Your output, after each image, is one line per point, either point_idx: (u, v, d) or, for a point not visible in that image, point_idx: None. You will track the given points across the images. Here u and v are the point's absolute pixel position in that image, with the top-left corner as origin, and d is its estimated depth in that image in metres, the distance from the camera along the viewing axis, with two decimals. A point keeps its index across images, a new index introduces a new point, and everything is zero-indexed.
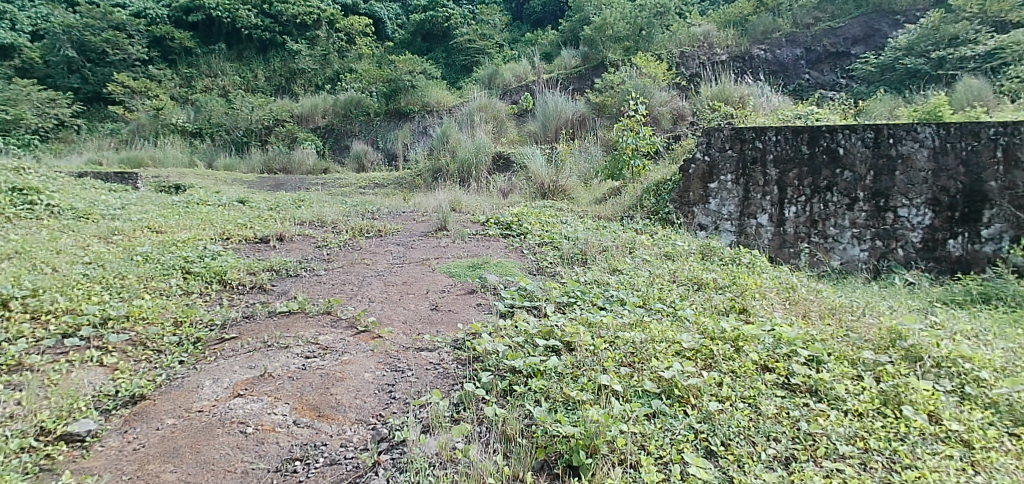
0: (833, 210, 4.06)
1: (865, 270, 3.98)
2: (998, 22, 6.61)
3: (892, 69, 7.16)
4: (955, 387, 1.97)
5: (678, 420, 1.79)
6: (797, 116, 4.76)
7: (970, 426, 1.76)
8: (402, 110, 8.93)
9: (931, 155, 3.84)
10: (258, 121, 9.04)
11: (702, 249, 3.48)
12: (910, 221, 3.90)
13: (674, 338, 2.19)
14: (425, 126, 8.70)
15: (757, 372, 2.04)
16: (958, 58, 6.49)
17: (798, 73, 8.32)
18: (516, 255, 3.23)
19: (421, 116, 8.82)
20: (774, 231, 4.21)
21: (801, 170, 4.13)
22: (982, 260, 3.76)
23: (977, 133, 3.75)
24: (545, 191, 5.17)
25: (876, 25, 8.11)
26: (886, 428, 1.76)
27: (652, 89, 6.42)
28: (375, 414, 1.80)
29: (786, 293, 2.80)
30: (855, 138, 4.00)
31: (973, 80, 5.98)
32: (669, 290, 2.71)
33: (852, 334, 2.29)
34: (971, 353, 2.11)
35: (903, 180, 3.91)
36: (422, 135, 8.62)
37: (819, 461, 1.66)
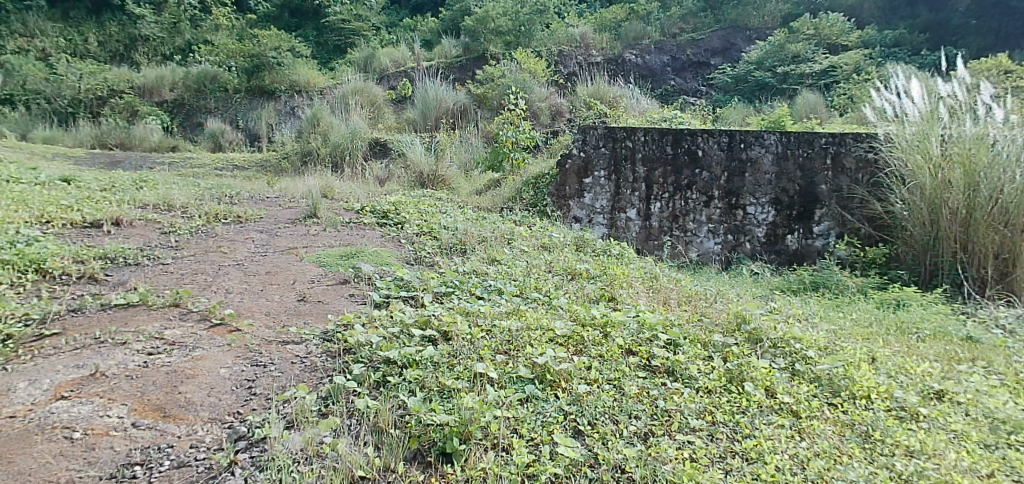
0: (692, 207, 4.41)
1: (719, 261, 4.37)
2: (831, 44, 7.65)
3: (745, 80, 7.90)
4: (787, 364, 2.22)
5: (549, 402, 1.86)
6: (663, 119, 5.10)
7: (798, 399, 1.99)
8: (266, 88, 8.46)
9: (775, 160, 4.29)
10: (86, 90, 8.10)
11: (576, 241, 3.61)
12: (757, 218, 4.34)
13: (548, 325, 2.27)
14: (293, 107, 8.30)
15: (622, 356, 2.17)
16: (799, 74, 7.33)
17: (665, 78, 8.91)
18: (392, 244, 3.16)
19: (288, 96, 8.43)
20: (641, 225, 4.49)
21: (665, 170, 4.43)
22: (813, 253, 4.29)
23: (812, 142, 4.24)
24: (424, 180, 5.10)
25: (732, 40, 9.06)
26: (731, 402, 1.95)
27: (531, 84, 6.56)
28: (231, 412, 1.68)
29: (650, 282, 3.00)
30: (712, 142, 4.37)
31: (810, 94, 6.75)
32: (544, 279, 2.79)
33: (705, 319, 2.53)
34: (800, 334, 2.38)
35: (751, 181, 4.34)
36: (289, 116, 8.22)
37: (673, 434, 1.79)
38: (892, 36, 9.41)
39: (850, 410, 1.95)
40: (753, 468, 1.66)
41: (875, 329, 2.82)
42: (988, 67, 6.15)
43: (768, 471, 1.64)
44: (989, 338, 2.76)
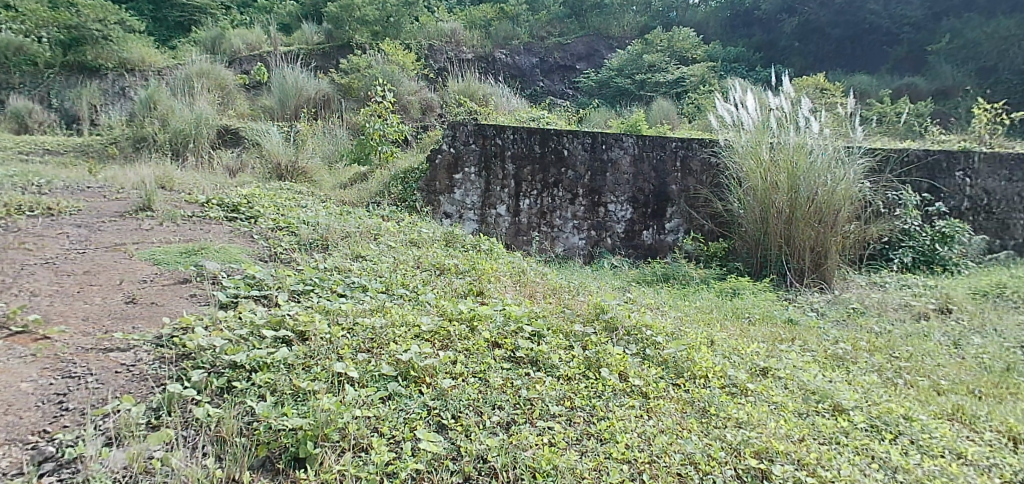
0: (559, 204, 4.57)
1: (582, 255, 4.59)
2: (681, 57, 8.51)
3: (608, 85, 8.36)
4: (639, 350, 2.38)
5: (412, 399, 1.84)
6: (531, 118, 5.23)
7: (647, 381, 2.14)
8: (89, 65, 7.52)
9: (632, 161, 4.59)
10: None
11: (445, 236, 3.60)
12: (616, 215, 4.61)
13: (414, 321, 2.23)
14: (122, 86, 7.54)
15: (488, 349, 2.20)
16: (654, 83, 7.89)
17: (534, 79, 9.19)
18: (243, 240, 2.94)
19: (118, 75, 7.60)
20: (510, 221, 4.57)
21: (533, 167, 4.55)
22: (665, 248, 4.64)
23: (665, 145, 4.59)
24: (281, 171, 4.81)
25: (595, 46, 9.75)
26: (588, 388, 2.05)
27: (400, 77, 6.43)
28: (36, 431, 1.47)
29: (518, 276, 3.07)
30: (576, 142, 4.56)
31: (665, 101, 7.27)
32: (412, 275, 2.74)
33: (567, 310, 2.64)
34: (651, 322, 2.56)
35: (612, 180, 4.59)
36: (119, 96, 7.45)
37: (534, 421, 1.85)
38: (733, 52, 10.50)
39: (692, 389, 2.13)
40: (606, 448, 1.76)
41: (716, 315, 3.12)
42: (808, 84, 7.05)
43: (619, 450, 1.74)
44: (805, 320, 3.15)
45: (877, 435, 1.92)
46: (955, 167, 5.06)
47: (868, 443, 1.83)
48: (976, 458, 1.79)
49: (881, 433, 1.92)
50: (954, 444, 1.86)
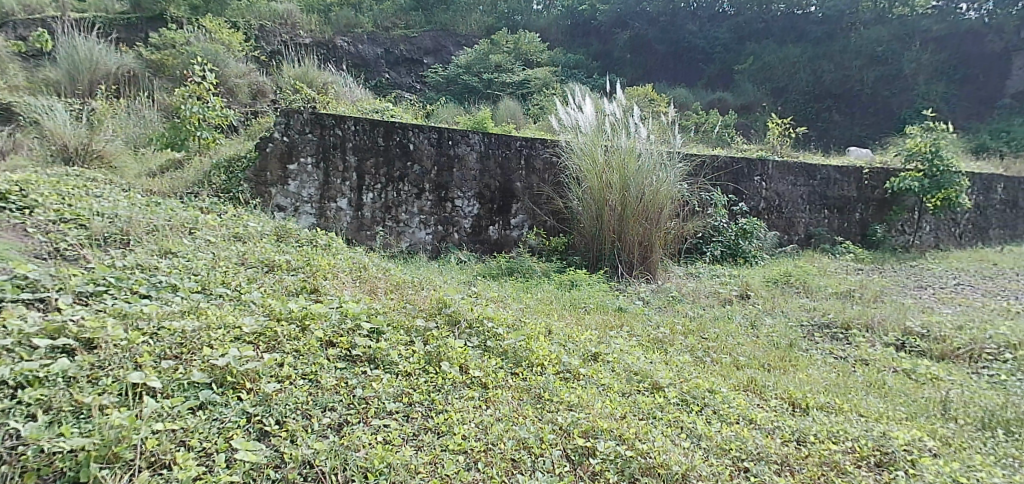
0: (404, 198, 4.46)
1: (429, 251, 4.53)
2: (526, 59, 8.90)
3: (455, 82, 8.39)
4: (480, 342, 2.39)
5: (229, 407, 1.69)
6: (374, 110, 5.05)
7: (486, 371, 2.16)
8: None
9: (478, 158, 4.64)
10: None
11: (276, 231, 3.34)
12: (463, 211, 4.63)
13: (235, 323, 2.04)
14: None
15: (321, 348, 2.07)
16: (501, 82, 8.07)
17: (378, 70, 8.92)
18: (12, 234, 2.46)
19: None
20: (353, 215, 4.32)
21: (377, 160, 4.36)
22: (510, 242, 4.77)
23: (510, 143, 4.72)
24: (69, 153, 4.11)
25: (442, 43, 9.83)
26: (427, 382, 2.01)
27: (226, 58, 5.90)
28: None
29: (357, 272, 2.94)
30: (422, 137, 4.48)
31: (512, 101, 7.41)
32: (234, 273, 2.50)
33: (409, 305, 2.57)
34: (493, 314, 2.60)
35: (459, 176, 4.60)
36: None
37: (369, 420, 1.78)
38: (572, 59, 11.11)
39: (528, 377, 2.18)
40: (443, 441, 1.75)
41: (554, 306, 3.26)
42: (639, 94, 7.67)
43: (455, 441, 1.75)
44: (632, 308, 3.41)
45: (687, 408, 2.12)
46: (754, 173, 5.82)
47: (680, 416, 2.02)
48: (764, 422, 2.06)
49: (690, 406, 2.13)
50: (746, 411, 2.11)
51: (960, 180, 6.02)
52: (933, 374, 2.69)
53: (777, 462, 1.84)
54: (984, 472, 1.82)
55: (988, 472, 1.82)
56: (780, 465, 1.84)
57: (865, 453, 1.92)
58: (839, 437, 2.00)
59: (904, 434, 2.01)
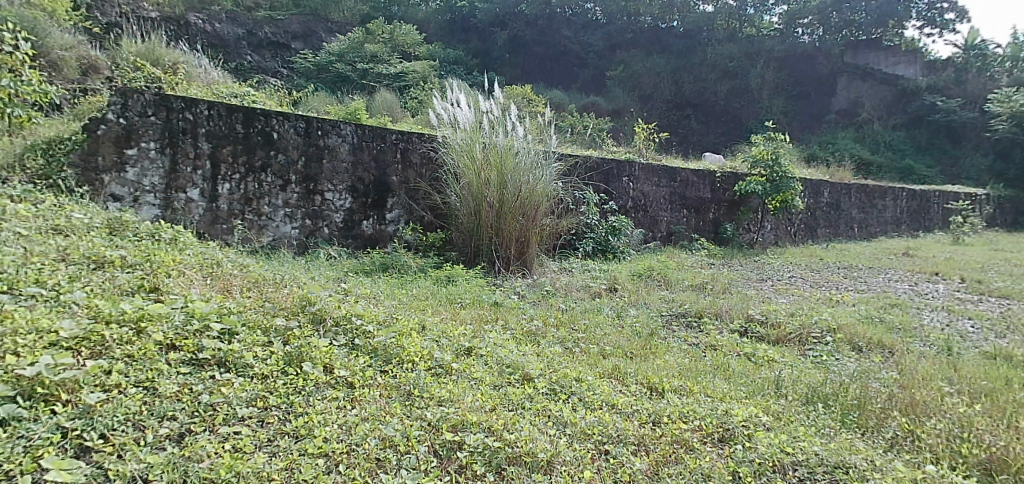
0: (267, 190, 4.18)
1: (295, 246, 4.29)
2: (402, 50, 8.82)
3: (326, 70, 8.05)
4: (347, 341, 2.31)
5: (39, 423, 1.57)
6: (233, 95, 4.68)
7: (353, 370, 2.08)
8: None
9: (351, 150, 4.47)
10: None
11: (109, 223, 2.98)
12: (334, 204, 4.44)
13: (50, 327, 1.82)
14: None
15: (160, 353, 1.90)
16: (376, 73, 7.86)
17: (239, 52, 8.36)
18: None
19: None
20: (206, 207, 3.98)
21: (235, 148, 4.05)
22: (386, 237, 4.65)
23: (385, 136, 4.60)
24: None
25: (312, 28, 9.43)
26: (286, 385, 1.92)
27: (47, 26, 5.18)
28: None
29: (208, 269, 2.71)
30: (288, 125, 4.22)
31: (388, 93, 7.21)
32: (52, 272, 2.20)
33: (267, 304, 2.41)
34: (362, 311, 2.51)
35: (329, 168, 4.41)
36: None
37: (216, 428, 1.70)
38: (451, 55, 11.09)
39: (398, 374, 2.14)
40: (301, 445, 1.69)
41: (430, 302, 3.23)
42: (517, 93, 7.80)
43: (315, 444, 1.69)
44: (507, 302, 3.46)
45: (555, 396, 2.19)
46: (623, 174, 6.16)
47: (548, 405, 2.08)
48: (624, 406, 2.18)
49: (557, 395, 2.20)
50: (609, 396, 2.23)
51: (795, 185, 6.79)
52: (768, 356, 3.02)
53: (634, 443, 1.96)
54: (806, 441, 2.06)
55: (809, 440, 2.06)
56: (637, 445, 1.95)
57: (710, 430, 2.11)
58: (688, 416, 2.18)
59: (743, 412, 2.22)
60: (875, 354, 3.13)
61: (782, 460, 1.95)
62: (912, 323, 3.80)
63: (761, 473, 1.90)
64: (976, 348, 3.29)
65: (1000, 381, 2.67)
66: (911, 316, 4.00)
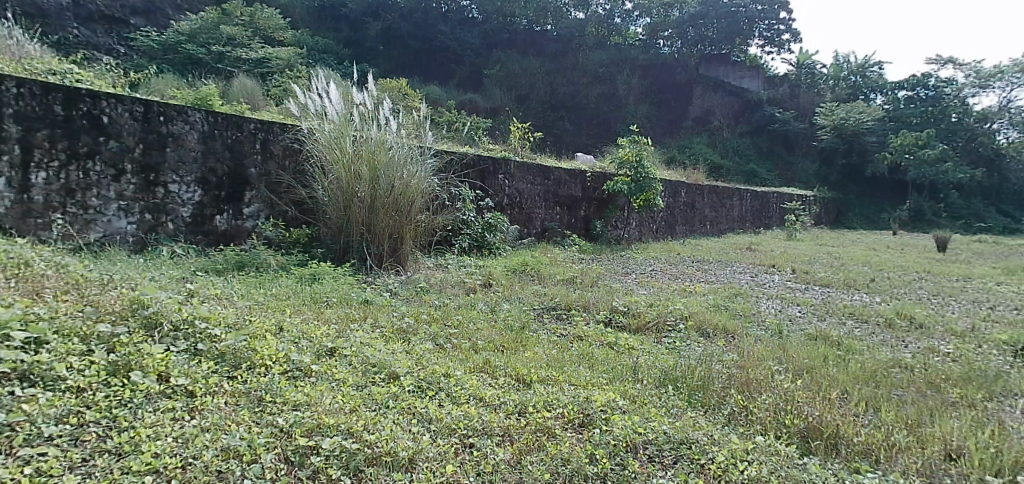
0: (95, 181, 3.73)
1: (132, 244, 3.87)
2: (264, 34, 8.43)
3: (174, 51, 7.42)
4: (189, 346, 2.14)
5: None
6: (52, 72, 4.12)
7: (195, 378, 1.96)
8: None
9: (200, 139, 4.12)
10: None
11: None
12: (180, 197, 4.07)
13: None
14: None
15: None
16: (235, 58, 7.37)
17: (64, 25, 7.91)
18: None
19: None
20: (14, 199, 3.47)
21: (53, 132, 3.57)
22: (243, 233, 4.34)
23: (241, 125, 4.29)
24: None
25: (156, 6, 9.18)
26: (108, 397, 1.78)
27: None
28: None
29: (16, 270, 2.38)
30: (122, 109, 3.79)
31: (249, 80, 6.74)
32: None
33: (89, 307, 2.17)
34: (208, 313, 2.33)
35: (174, 157, 4.03)
36: None
37: (14, 452, 1.56)
38: (319, 43, 10.65)
39: (248, 380, 2.02)
40: (124, 463, 1.58)
41: (292, 301, 3.06)
42: (391, 86, 7.64)
43: (143, 460, 1.59)
44: (378, 300, 3.37)
45: (421, 394, 2.17)
46: (498, 171, 6.24)
47: (413, 402, 2.06)
48: (491, 399, 2.21)
49: (424, 391, 2.18)
50: (477, 390, 2.25)
51: (656, 185, 7.27)
52: (629, 344, 3.21)
53: (499, 435, 2.00)
54: (656, 421, 2.22)
55: (659, 420, 2.22)
56: (501, 436, 1.99)
57: (572, 417, 2.21)
58: (551, 405, 2.26)
59: (602, 397, 2.34)
60: (719, 339, 3.45)
61: (634, 440, 2.09)
62: (751, 310, 4.23)
63: (616, 453, 2.02)
64: (801, 330, 3.73)
65: (819, 358, 3.05)
66: (750, 304, 4.45)
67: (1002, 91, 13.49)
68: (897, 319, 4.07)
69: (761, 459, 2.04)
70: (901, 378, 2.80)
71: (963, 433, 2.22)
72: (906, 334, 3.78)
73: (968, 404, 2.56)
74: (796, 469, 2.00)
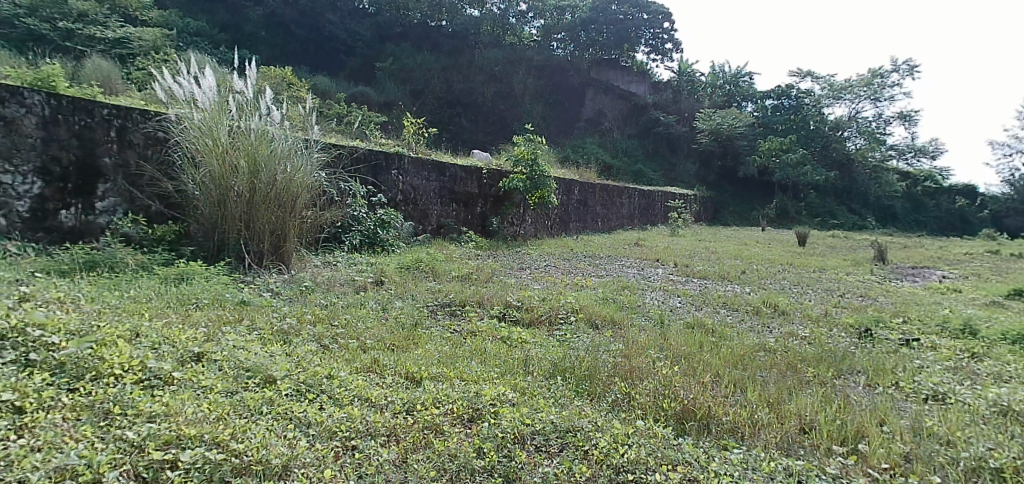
0: None
1: None
2: (126, 14, 7.88)
3: (11, 24, 6.60)
4: (19, 357, 1.93)
5: None
6: None
7: (24, 392, 1.78)
8: None
9: (39, 124, 3.67)
10: None
11: None
12: (15, 189, 3.60)
13: None
14: None
15: None
16: (87, 36, 6.87)
17: None
18: None
19: None
20: None
21: None
22: (95, 230, 3.91)
23: (92, 110, 3.87)
24: None
25: None
26: None
27: None
28: None
29: None
30: None
31: (106, 61, 6.12)
32: None
33: None
34: (45, 319, 2.12)
35: (6, 144, 3.56)
36: None
37: None
38: (191, 26, 9.92)
39: (92, 392, 1.86)
40: None
41: (154, 304, 2.80)
42: (275, 75, 7.25)
43: None
44: (257, 300, 3.18)
45: (301, 397, 2.07)
46: (391, 167, 6.09)
47: (290, 406, 1.97)
48: (378, 399, 2.15)
49: (303, 395, 2.08)
50: (362, 391, 2.18)
51: (550, 183, 7.46)
52: (522, 338, 3.25)
53: (383, 435, 1.96)
54: (544, 412, 2.27)
55: (546, 411, 2.27)
56: (386, 436, 1.95)
57: (461, 412, 2.20)
58: (441, 402, 2.24)
59: (492, 391, 2.35)
60: (606, 330, 3.59)
61: (521, 431, 2.12)
62: (636, 302, 4.44)
63: (503, 446, 2.03)
64: (680, 319, 3.98)
65: (695, 345, 3.26)
66: (636, 297, 4.68)
67: (850, 103, 15.13)
68: (763, 307, 4.46)
69: (640, 442, 2.14)
70: (765, 360, 3.06)
71: (815, 408, 2.45)
72: (771, 320, 4.14)
73: (820, 381, 2.84)
74: (671, 449, 2.12)
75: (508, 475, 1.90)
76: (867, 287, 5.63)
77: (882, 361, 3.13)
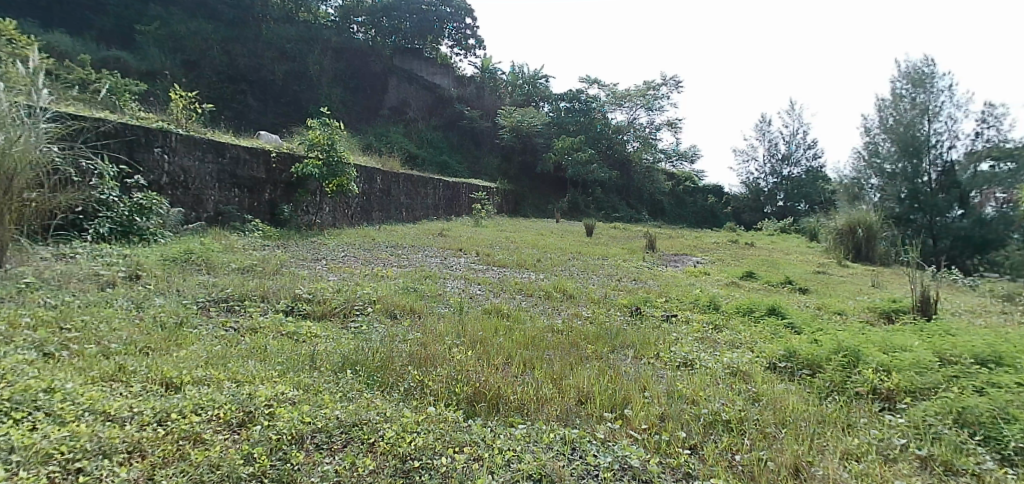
0: None
1: None
2: None
3: None
4: None
5: None
6: None
7: None
8: None
9: None
10: None
11: None
12: None
13: None
14: None
15: None
16: None
17: None
18: None
19: None
20: None
21: None
22: None
23: None
24: None
25: None
26: None
27: None
28: None
29: None
30: None
31: None
32: None
33: None
34: None
35: None
36: None
37: None
38: None
39: None
40: None
41: None
42: None
43: None
44: None
45: (1, 419, 1.79)
46: (153, 144, 5.30)
47: None
48: (118, 412, 1.91)
49: (6, 417, 1.80)
50: (97, 403, 1.93)
51: (348, 170, 7.16)
52: (311, 333, 3.04)
53: (123, 451, 1.77)
54: (328, 407, 2.13)
55: (331, 406, 2.14)
56: (128, 453, 1.77)
57: (228, 417, 1.98)
58: (203, 408, 2.00)
59: (268, 391, 2.16)
60: (403, 319, 3.54)
61: (301, 431, 1.98)
62: (437, 290, 4.45)
63: (277, 448, 1.88)
64: (478, 306, 4.07)
65: (490, 330, 3.36)
66: (437, 285, 4.70)
67: (628, 110, 17.02)
68: (553, 292, 4.78)
69: (429, 428, 2.12)
70: (553, 340, 3.27)
71: (591, 380, 2.67)
72: (559, 303, 4.46)
73: (596, 356, 3.10)
74: (460, 432, 2.14)
75: (282, 478, 1.78)
76: (639, 272, 6.38)
77: (648, 336, 3.52)
